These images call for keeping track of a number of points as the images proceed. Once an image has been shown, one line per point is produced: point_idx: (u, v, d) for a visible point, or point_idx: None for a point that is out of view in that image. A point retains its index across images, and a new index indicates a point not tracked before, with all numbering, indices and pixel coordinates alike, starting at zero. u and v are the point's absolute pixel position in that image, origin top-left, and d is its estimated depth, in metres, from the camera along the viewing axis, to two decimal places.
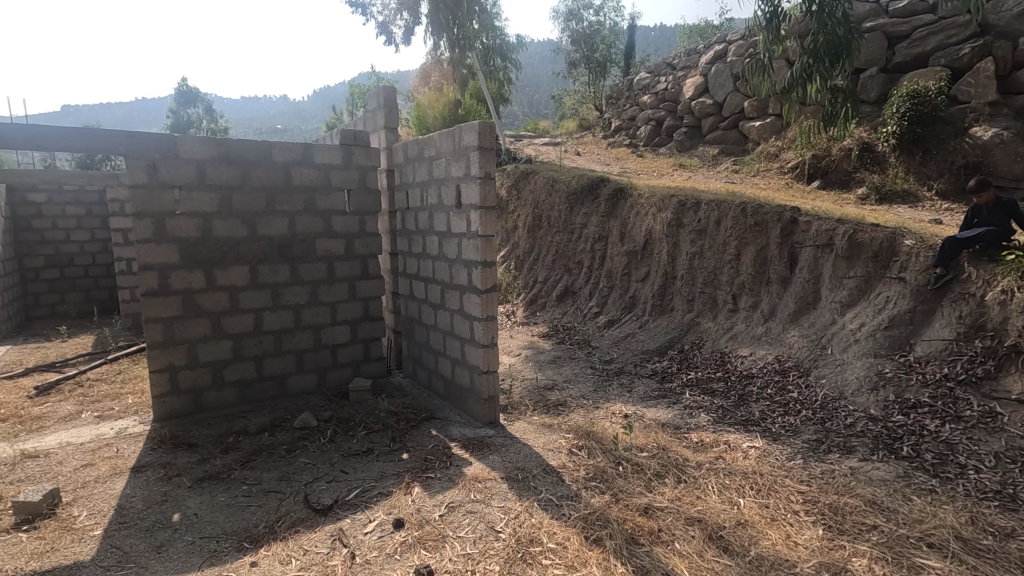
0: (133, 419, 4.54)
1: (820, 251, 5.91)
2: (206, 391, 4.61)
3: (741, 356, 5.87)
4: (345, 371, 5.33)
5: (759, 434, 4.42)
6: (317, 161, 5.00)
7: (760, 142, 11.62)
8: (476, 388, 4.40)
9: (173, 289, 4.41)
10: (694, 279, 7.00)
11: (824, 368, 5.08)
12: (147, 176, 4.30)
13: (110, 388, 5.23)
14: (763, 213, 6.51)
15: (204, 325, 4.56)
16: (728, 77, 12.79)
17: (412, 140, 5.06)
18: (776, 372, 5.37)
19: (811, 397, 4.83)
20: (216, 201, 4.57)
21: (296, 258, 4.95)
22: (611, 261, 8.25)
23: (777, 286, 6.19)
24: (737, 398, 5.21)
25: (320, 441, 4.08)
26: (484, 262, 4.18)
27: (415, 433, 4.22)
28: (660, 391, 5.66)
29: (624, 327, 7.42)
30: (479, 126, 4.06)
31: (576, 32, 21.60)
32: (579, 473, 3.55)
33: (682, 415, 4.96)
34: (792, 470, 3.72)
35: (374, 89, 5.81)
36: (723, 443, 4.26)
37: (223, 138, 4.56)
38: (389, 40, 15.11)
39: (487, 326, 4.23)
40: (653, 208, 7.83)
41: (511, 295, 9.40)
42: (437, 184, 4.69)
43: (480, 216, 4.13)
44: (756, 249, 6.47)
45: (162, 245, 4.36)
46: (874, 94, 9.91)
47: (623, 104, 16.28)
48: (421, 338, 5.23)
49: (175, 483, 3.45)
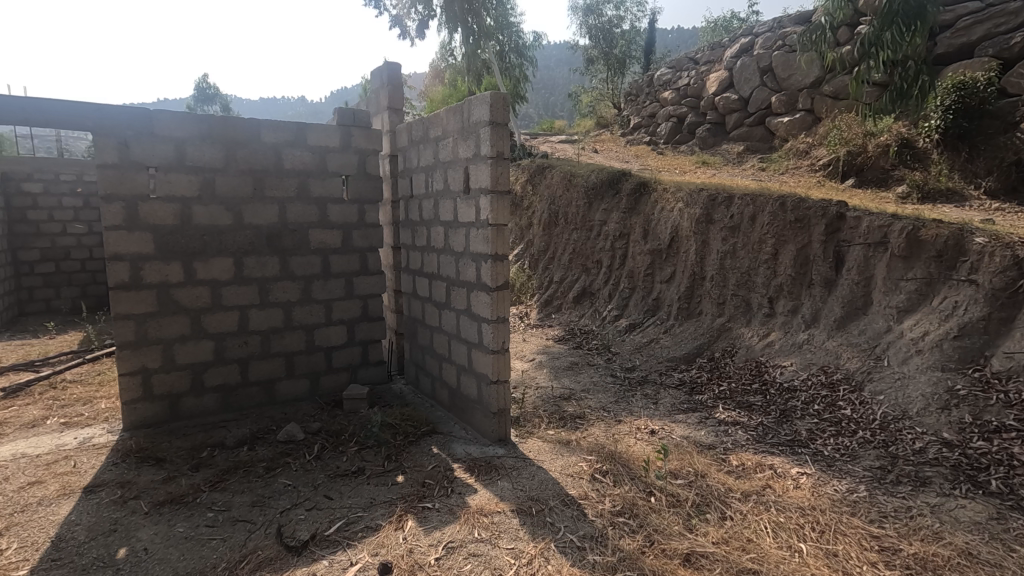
0: (100, 427, 4.06)
1: (871, 249, 5.28)
2: (184, 397, 4.13)
3: (781, 366, 5.27)
4: (341, 376, 4.82)
5: (809, 458, 3.84)
6: (311, 143, 4.51)
7: (789, 138, 10.96)
8: (484, 401, 3.85)
9: (146, 282, 3.94)
10: (726, 281, 6.41)
11: (880, 383, 4.47)
12: (117, 155, 3.81)
13: (84, 391, 4.78)
14: (804, 208, 5.88)
15: (182, 323, 4.09)
16: (754, 71, 12.14)
17: (416, 120, 4.53)
18: (824, 386, 4.76)
19: (868, 415, 4.23)
20: (197, 184, 4.09)
21: (286, 250, 4.45)
22: (633, 260, 7.66)
23: (821, 288, 5.59)
24: (779, 414, 4.61)
25: (305, 458, 3.56)
26: (495, 256, 3.64)
27: (414, 451, 3.68)
28: (688, 404, 5.07)
29: (646, 332, 6.84)
30: (490, 98, 3.53)
31: (595, 28, 20.96)
32: (604, 506, 2.99)
33: (715, 433, 4.39)
34: (858, 505, 3.14)
35: (378, 67, 5.32)
36: (769, 469, 3.69)
37: (205, 113, 4.07)
38: (402, 34, 14.76)
39: (498, 329, 3.68)
40: (680, 203, 7.25)
41: (524, 296, 8.86)
42: (444, 168, 4.17)
43: (491, 202, 3.60)
44: (796, 249, 5.86)
45: (134, 232, 3.88)
46: None
47: (643, 100, 15.66)
48: (425, 342, 4.70)
49: (131, 508, 2.95)
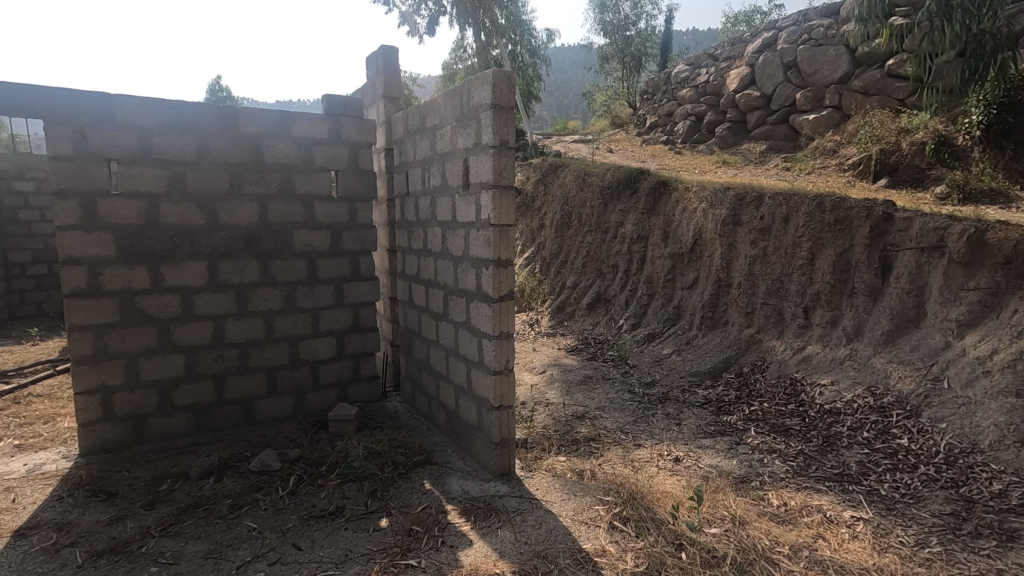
0: (55, 451, 3.63)
1: (924, 255, 4.71)
2: (150, 418, 3.69)
3: (820, 386, 4.71)
4: (329, 394, 4.35)
5: (863, 499, 3.30)
6: (295, 134, 4.06)
7: (815, 136, 10.33)
8: (484, 428, 3.34)
9: (106, 289, 3.50)
10: (755, 288, 5.84)
11: (941, 409, 3.92)
12: (72, 146, 3.37)
13: (49, 407, 4.37)
14: (845, 208, 5.30)
15: (149, 335, 3.64)
16: (778, 66, 11.50)
17: (413, 108, 4.06)
18: (873, 410, 4.20)
19: (929, 448, 3.68)
20: (165, 179, 3.64)
21: (267, 253, 4.00)
22: (652, 265, 7.13)
23: (864, 298, 5.03)
24: (821, 441, 4.04)
25: (276, 494, 3.09)
26: (497, 262, 3.14)
27: (404, 486, 3.19)
28: (715, 426, 4.52)
29: (666, 343, 6.30)
30: (493, 77, 3.05)
31: (611, 24, 20.44)
32: (627, 565, 2.47)
33: (748, 463, 3.84)
34: (934, 565, 2.62)
35: (373, 53, 4.89)
36: (818, 512, 3.14)
37: (171, 99, 3.62)
38: (412, 31, 14.36)
39: (502, 347, 3.18)
40: (704, 203, 6.68)
41: (534, 302, 8.35)
42: (442, 160, 3.69)
43: (494, 199, 3.10)
44: (835, 253, 5.29)
45: (93, 233, 3.45)
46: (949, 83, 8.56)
47: (659, 99, 15.08)
48: (421, 356, 4.21)
49: (61, 560, 2.50)
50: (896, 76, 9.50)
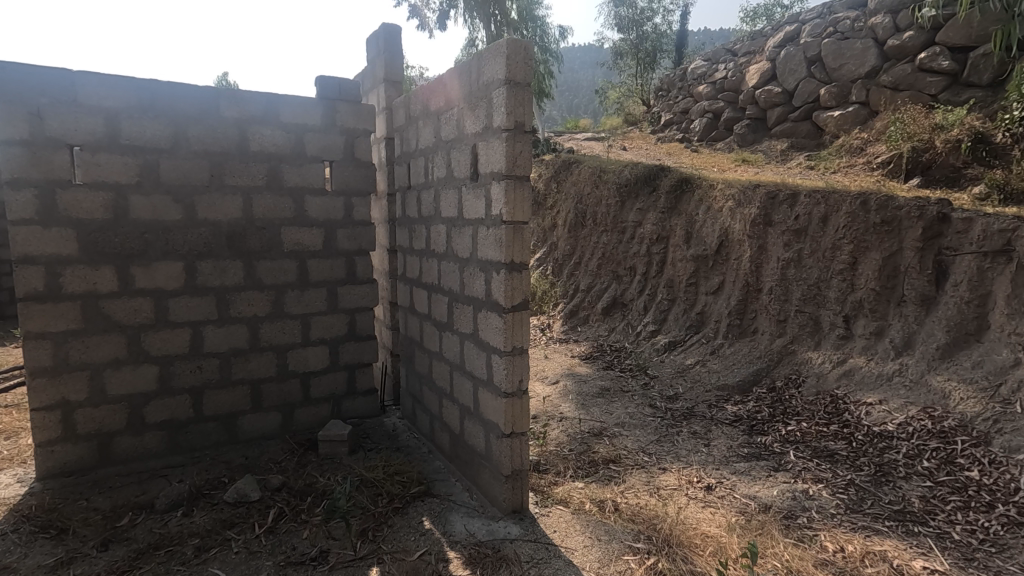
0: (11, 474, 3.24)
1: (986, 260, 4.26)
2: (117, 437, 3.28)
3: (866, 405, 4.22)
4: (321, 409, 3.93)
5: (934, 544, 2.81)
6: (285, 121, 3.65)
7: (841, 133, 9.77)
8: (493, 457, 2.90)
9: (67, 292, 3.09)
10: (788, 294, 5.35)
11: (1015, 437, 3.45)
12: (28, 129, 2.97)
13: (14, 421, 3.98)
14: (892, 207, 4.81)
15: (116, 343, 3.23)
16: (800, 62, 10.84)
17: (415, 91, 3.62)
18: (932, 435, 3.72)
19: (1005, 483, 3.21)
20: (135, 167, 3.23)
21: (252, 253, 3.58)
22: (672, 268, 6.65)
23: (915, 307, 4.56)
24: (874, 471, 3.55)
25: (251, 533, 2.66)
26: (510, 264, 2.70)
27: (400, 525, 2.75)
28: (750, 448, 4.05)
29: (689, 353, 5.83)
30: (507, 48, 2.60)
31: (625, 19, 19.93)
32: None
33: (794, 494, 3.36)
34: None
35: (372, 33, 4.46)
36: (885, 562, 2.66)
37: (141, 80, 3.21)
38: (421, 24, 13.97)
39: (514, 364, 2.74)
40: (731, 202, 6.19)
41: (545, 306, 7.91)
42: (446, 148, 3.25)
43: (507, 191, 2.66)
44: (881, 257, 4.80)
45: (51, 229, 3.04)
46: (986, 77, 8.19)
47: (675, 95, 14.55)
48: (423, 368, 3.77)
49: None
50: (929, 70, 8.88)
